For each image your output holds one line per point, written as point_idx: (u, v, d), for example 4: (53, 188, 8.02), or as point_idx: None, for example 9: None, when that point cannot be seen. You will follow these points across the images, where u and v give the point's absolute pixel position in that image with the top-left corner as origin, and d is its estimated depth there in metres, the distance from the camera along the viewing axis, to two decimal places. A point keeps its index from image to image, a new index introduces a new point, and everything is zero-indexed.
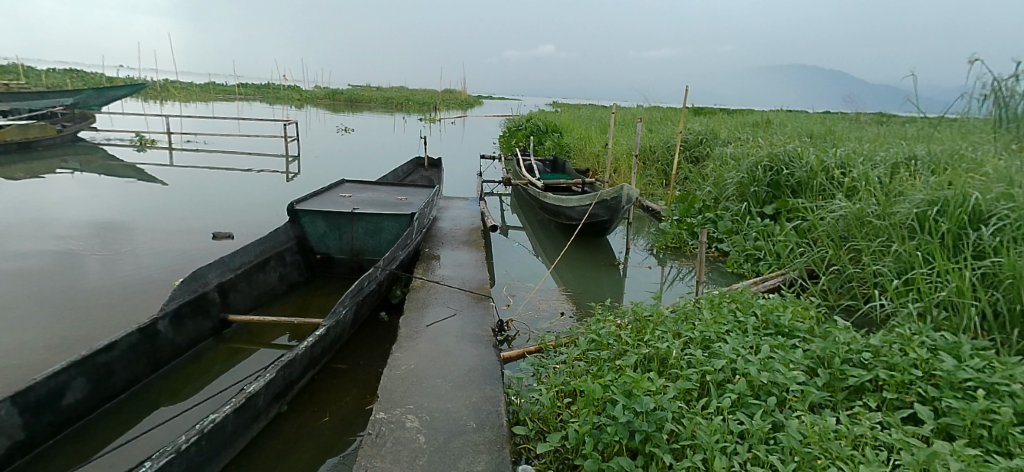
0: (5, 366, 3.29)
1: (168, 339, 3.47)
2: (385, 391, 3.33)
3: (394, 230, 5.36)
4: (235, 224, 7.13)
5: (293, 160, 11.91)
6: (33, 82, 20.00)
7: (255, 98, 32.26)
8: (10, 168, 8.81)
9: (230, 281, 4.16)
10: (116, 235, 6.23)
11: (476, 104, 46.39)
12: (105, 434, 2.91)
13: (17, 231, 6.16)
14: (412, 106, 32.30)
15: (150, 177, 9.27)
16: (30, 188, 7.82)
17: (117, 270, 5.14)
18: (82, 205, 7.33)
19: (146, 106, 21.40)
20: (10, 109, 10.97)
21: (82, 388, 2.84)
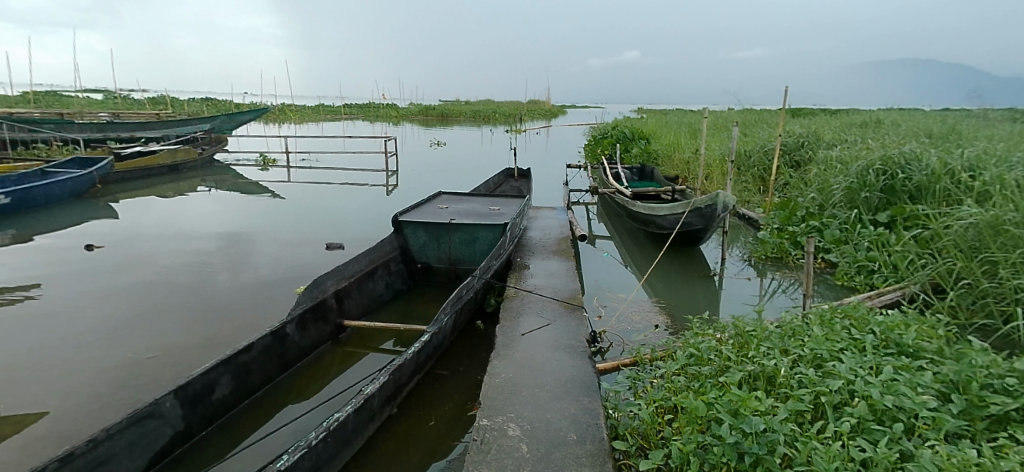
0: (167, 364, 3.78)
1: (295, 342, 3.82)
2: (486, 399, 3.43)
3: (488, 240, 5.53)
4: (344, 235, 7.65)
5: (392, 174, 12.57)
6: (175, 110, 22.67)
7: (356, 116, 34.49)
8: (162, 188, 10.02)
9: (345, 289, 4.50)
10: (246, 247, 6.90)
11: (560, 114, 46.60)
12: (245, 428, 3.25)
13: (166, 243, 6.99)
14: (499, 119, 33.04)
15: (271, 193, 10.18)
16: (175, 205, 8.87)
17: (248, 280, 5.70)
18: (215, 219, 8.20)
19: (265, 129, 23.62)
20: (162, 136, 12.54)
21: (227, 384, 3.19)
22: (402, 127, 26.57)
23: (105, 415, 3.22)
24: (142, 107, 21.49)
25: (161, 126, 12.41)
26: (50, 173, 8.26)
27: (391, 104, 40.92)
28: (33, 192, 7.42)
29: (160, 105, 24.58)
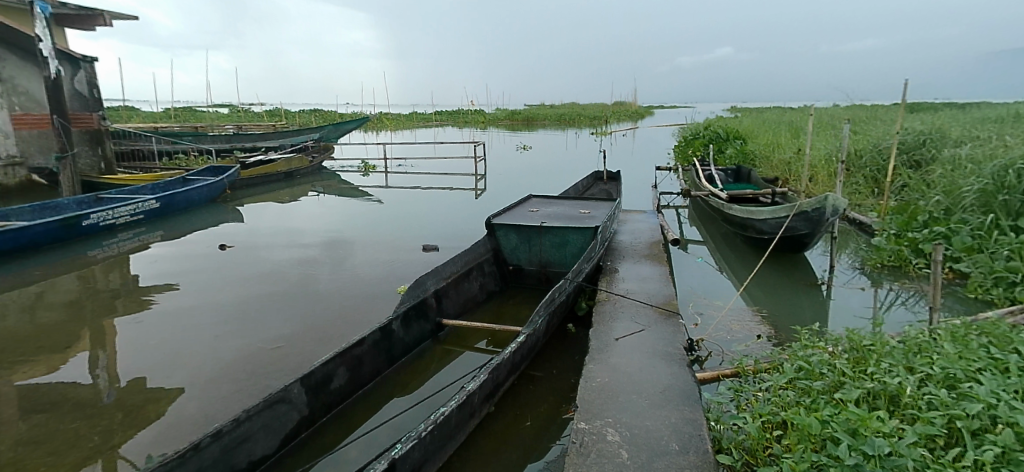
0: (290, 355, 4.16)
1: (399, 338, 4.06)
2: (584, 402, 3.43)
3: (580, 243, 5.53)
4: (438, 237, 7.95)
5: (480, 178, 12.87)
6: (287, 120, 24.68)
7: (447, 122, 35.72)
8: (279, 193, 10.97)
9: (443, 288, 4.71)
10: (350, 248, 7.37)
11: (646, 115, 45.51)
12: (358, 417, 3.49)
13: (281, 242, 7.62)
14: (584, 121, 32.87)
15: (370, 198, 10.78)
16: (288, 209, 9.65)
17: (354, 279, 6.09)
18: (322, 222, 8.82)
19: (364, 136, 25.10)
20: (279, 145, 13.69)
21: (343, 375, 3.46)
22: (489, 132, 27.17)
23: (240, 399, 3.58)
24: (259, 119, 23.59)
25: (278, 136, 13.57)
26: (190, 180, 9.26)
27: (479, 110, 41.95)
28: (178, 197, 8.35)
29: (274, 117, 26.84)
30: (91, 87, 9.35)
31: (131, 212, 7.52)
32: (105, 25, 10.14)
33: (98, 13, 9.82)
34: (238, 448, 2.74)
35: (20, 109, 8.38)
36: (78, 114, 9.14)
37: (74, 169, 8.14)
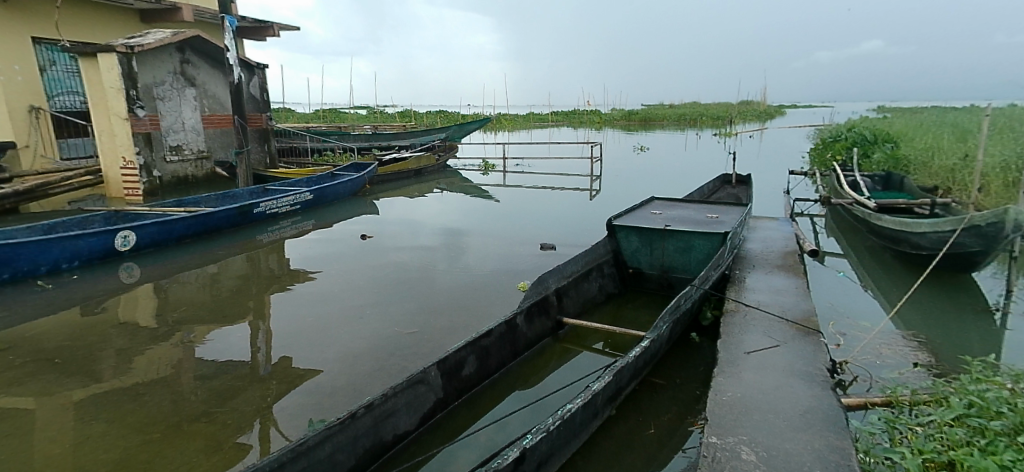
0: (422, 344, 4.45)
1: (523, 332, 4.18)
2: (714, 417, 3.29)
3: (706, 249, 5.28)
4: (557, 236, 8.03)
5: (597, 179, 12.77)
6: (416, 120, 26.30)
7: (563, 123, 35.86)
8: (408, 188, 11.71)
9: (564, 287, 4.77)
10: (473, 243, 7.69)
11: (774, 115, 42.34)
12: (484, 404, 3.67)
13: (409, 234, 8.14)
14: (706, 122, 31.36)
15: (489, 196, 11.13)
16: (415, 204, 10.27)
17: (477, 273, 6.35)
18: (446, 217, 9.27)
19: (484, 136, 26.04)
20: (409, 144, 14.62)
21: (473, 363, 3.65)
22: (606, 132, 26.83)
23: (382, 377, 3.90)
24: (391, 120, 25.40)
25: (409, 136, 14.49)
26: (337, 176, 10.17)
27: (596, 110, 41.62)
28: (327, 191, 9.23)
29: (403, 117, 28.68)
30: (262, 91, 10.61)
31: (290, 202, 8.44)
32: (273, 35, 11.46)
33: (269, 25, 11.13)
34: (386, 421, 3.01)
35: (209, 110, 9.63)
36: (252, 115, 10.44)
37: (247, 163, 9.31)
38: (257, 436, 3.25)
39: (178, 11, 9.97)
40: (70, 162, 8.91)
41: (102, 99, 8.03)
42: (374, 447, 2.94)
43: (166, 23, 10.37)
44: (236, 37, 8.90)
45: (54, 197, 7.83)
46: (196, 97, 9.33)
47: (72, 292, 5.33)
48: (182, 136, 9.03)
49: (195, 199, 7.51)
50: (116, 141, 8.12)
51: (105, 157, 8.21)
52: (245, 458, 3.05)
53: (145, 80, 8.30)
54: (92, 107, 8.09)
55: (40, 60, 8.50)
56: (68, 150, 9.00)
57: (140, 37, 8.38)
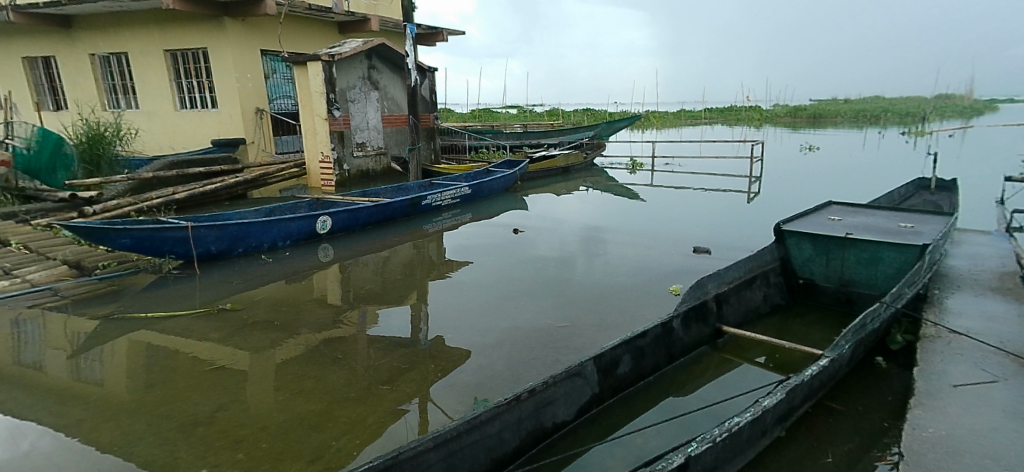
0: (576, 339, 4.51)
1: (680, 337, 4.05)
2: (910, 453, 2.90)
3: (897, 263, 4.66)
4: (714, 240, 7.64)
5: (756, 180, 11.85)
6: (565, 119, 26.67)
7: (717, 120, 33.89)
8: (555, 185, 11.92)
9: (725, 293, 4.52)
10: (624, 242, 7.62)
11: (981, 111, 35.70)
12: (640, 406, 3.62)
13: (560, 230, 8.29)
14: (890, 120, 27.46)
15: (637, 196, 10.90)
16: (563, 201, 10.42)
17: (630, 273, 6.29)
18: (594, 216, 9.27)
19: (632, 135, 25.60)
20: (558, 142, 14.88)
21: (629, 362, 3.62)
22: (768, 130, 24.77)
23: (540, 366, 4.03)
24: (541, 119, 26.06)
25: (559, 134, 14.75)
26: (492, 171, 10.66)
27: (754, 106, 38.59)
28: (484, 186, 9.73)
29: (551, 115, 29.15)
30: (432, 93, 11.52)
31: (451, 196, 9.04)
32: (442, 40, 12.35)
33: (439, 31, 12.04)
34: (545, 409, 3.10)
35: (388, 111, 10.68)
36: (422, 115, 11.40)
37: (418, 159, 10.19)
38: (417, 405, 3.57)
39: (368, 21, 11.18)
40: (282, 155, 10.48)
41: (308, 101, 9.28)
42: (536, 431, 3.06)
43: (356, 33, 11.69)
44: (414, 43, 9.74)
45: (271, 186, 9.27)
46: (379, 99, 10.41)
47: (281, 266, 6.26)
48: (366, 135, 10.13)
49: (377, 190, 8.37)
50: (317, 139, 9.33)
51: (308, 152, 9.48)
52: (410, 423, 3.36)
53: (341, 84, 9.44)
54: (300, 108, 9.41)
55: (265, 70, 10.08)
56: (281, 146, 10.59)
57: (339, 47, 9.54)
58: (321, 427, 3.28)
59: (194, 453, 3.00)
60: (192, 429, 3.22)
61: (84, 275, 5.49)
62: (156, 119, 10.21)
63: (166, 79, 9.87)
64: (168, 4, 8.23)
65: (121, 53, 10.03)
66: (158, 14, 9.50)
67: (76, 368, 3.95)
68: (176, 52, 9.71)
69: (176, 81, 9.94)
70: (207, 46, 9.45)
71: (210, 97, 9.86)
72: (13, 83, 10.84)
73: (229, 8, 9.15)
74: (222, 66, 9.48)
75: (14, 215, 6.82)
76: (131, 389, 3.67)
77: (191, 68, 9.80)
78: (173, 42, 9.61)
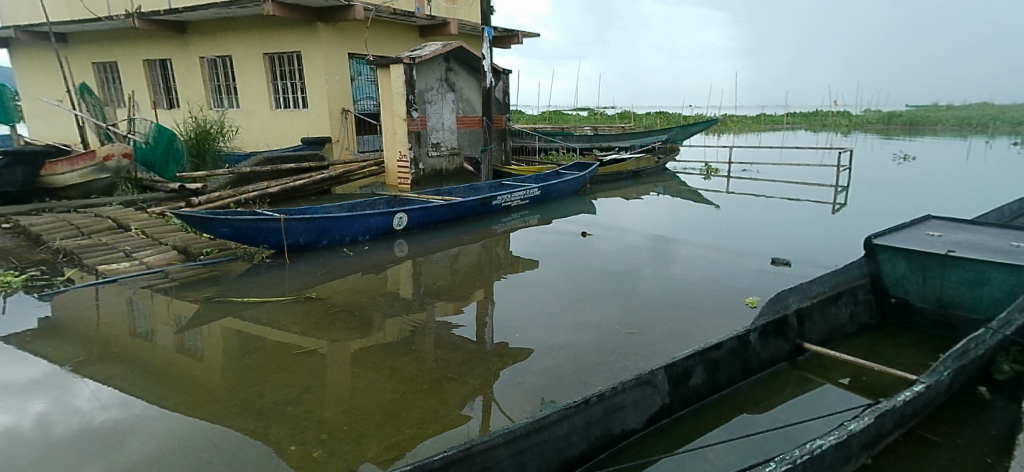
0: (646, 346, 4.44)
1: (756, 351, 3.88)
2: None
3: (1007, 285, 4.24)
4: (794, 251, 7.28)
5: (842, 190, 11.16)
6: (638, 122, 26.20)
7: (801, 126, 32.17)
8: (625, 189, 11.74)
9: (807, 308, 4.29)
10: (698, 249, 7.43)
11: None
12: (712, 420, 3.51)
13: (628, 235, 8.18)
14: (1001, 128, 25.03)
15: (710, 203, 10.55)
16: (633, 205, 10.25)
17: (704, 281, 6.11)
18: (665, 222, 9.07)
19: (707, 139, 24.80)
20: (630, 145, 14.69)
21: (701, 374, 3.51)
22: (858, 137, 23.22)
23: (609, 371, 4.00)
24: (613, 122, 25.79)
25: (631, 137, 14.59)
26: (561, 173, 10.64)
27: (845, 112, 36.28)
28: (553, 188, 9.74)
29: (623, 117, 28.77)
30: (505, 95, 11.66)
31: (521, 197, 9.11)
32: (517, 43, 12.49)
33: (515, 33, 12.18)
34: (614, 416, 3.07)
35: (463, 112, 10.92)
36: (495, 117, 11.57)
37: (490, 160, 10.38)
38: (480, 402, 3.63)
39: (447, 25, 11.47)
40: (363, 154, 10.97)
41: (389, 102, 9.65)
42: (604, 436, 3.03)
43: (435, 36, 12.03)
44: (491, 46, 9.91)
45: (352, 183, 9.75)
46: (454, 101, 10.66)
47: (360, 260, 6.55)
48: (441, 135, 10.42)
49: (450, 190, 8.59)
50: (395, 139, 9.69)
51: (386, 151, 9.86)
52: (474, 419, 3.42)
53: (420, 86, 9.75)
54: (381, 109, 9.81)
55: (351, 72, 10.60)
56: (363, 144, 11.11)
57: (419, 50, 9.87)
58: (395, 415, 3.41)
59: (280, 430, 3.20)
60: (279, 409, 3.44)
61: (191, 260, 6.00)
62: (254, 117, 10.97)
63: (264, 80, 10.58)
64: (268, 10, 8.83)
65: (226, 56, 10.85)
66: (260, 20, 10.20)
67: (178, 344, 4.32)
68: (274, 55, 10.39)
69: (273, 82, 10.63)
70: (300, 49, 10.06)
71: (302, 98, 10.49)
72: (134, 82, 12.00)
73: (322, 14, 9.69)
74: (314, 68, 10.05)
75: (133, 204, 7.77)
76: (223, 369, 3.95)
77: (287, 70, 10.46)
78: (271, 46, 10.29)
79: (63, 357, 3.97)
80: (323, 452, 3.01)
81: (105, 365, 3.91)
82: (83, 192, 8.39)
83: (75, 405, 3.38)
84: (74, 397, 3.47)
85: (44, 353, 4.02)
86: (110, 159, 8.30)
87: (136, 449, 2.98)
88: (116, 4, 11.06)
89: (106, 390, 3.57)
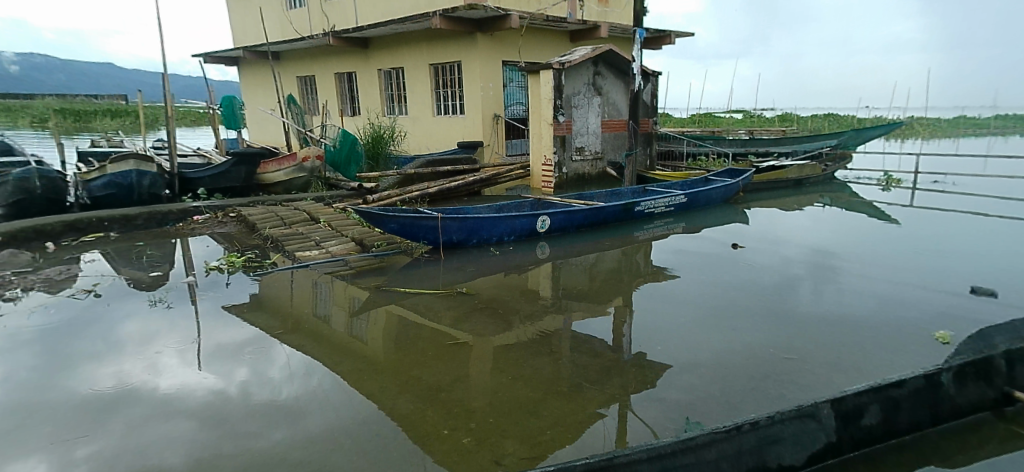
0: (807, 374, 4.06)
1: (949, 395, 3.35)
2: None
3: None
4: (1001, 280, 6.12)
5: None
6: (802, 126, 23.93)
7: (1015, 130, 26.89)
8: (784, 199, 10.77)
9: (1021, 351, 3.60)
10: (871, 270, 6.58)
11: None
12: (889, 466, 3.08)
13: (786, 249, 7.50)
14: None
15: (889, 217, 9.27)
16: (792, 217, 9.37)
17: (881, 307, 5.39)
18: (831, 237, 8.16)
19: (887, 145, 21.84)
20: (792, 151, 13.48)
21: (877, 415, 3.11)
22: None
23: (762, 396, 3.74)
24: (772, 124, 23.86)
25: (793, 142, 13.40)
26: (711, 180, 10.10)
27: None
28: (700, 195, 9.27)
29: (784, 120, 26.46)
30: (654, 97, 11.37)
31: (666, 204, 8.82)
32: (670, 43, 12.09)
33: (667, 33, 11.80)
34: (769, 447, 2.84)
35: (609, 116, 10.84)
36: (642, 120, 11.33)
37: (634, 165, 10.21)
38: (616, 412, 3.56)
39: (598, 29, 11.47)
40: (510, 157, 11.43)
41: (538, 108, 9.92)
42: (757, 468, 2.82)
43: (586, 40, 12.10)
44: (642, 48, 9.70)
45: (499, 185, 10.18)
46: (601, 105, 10.63)
47: (504, 260, 6.83)
48: (586, 139, 10.45)
49: (592, 194, 8.59)
50: (541, 143, 9.94)
51: (533, 155, 10.15)
52: (610, 428, 3.38)
53: (568, 90, 9.88)
54: (530, 114, 10.11)
55: (505, 78, 11.08)
56: (512, 148, 11.56)
57: (569, 55, 10.00)
58: (537, 413, 3.51)
59: (434, 414, 3.46)
60: (433, 394, 3.73)
61: (365, 251, 6.73)
62: (418, 122, 11.98)
63: (427, 88, 11.50)
64: (435, 23, 9.56)
65: (398, 67, 11.99)
66: (427, 33, 11.10)
67: (351, 326, 4.88)
68: (438, 65, 11.24)
69: (436, 90, 11.51)
70: (460, 58, 10.75)
71: (459, 104, 11.21)
72: (324, 92, 13.77)
73: (481, 25, 10.22)
74: (471, 76, 10.67)
75: (323, 199, 9.00)
76: (386, 351, 4.38)
77: (449, 78, 11.25)
78: (436, 57, 11.15)
79: (264, 328, 4.67)
80: (472, 440, 3.21)
81: (293, 339, 4.52)
82: (286, 188, 9.92)
83: (270, 372, 3.92)
84: (270, 365, 4.03)
85: (250, 323, 4.76)
86: (307, 160, 9.64)
87: (320, 414, 3.41)
88: (316, 24, 12.87)
89: (296, 359, 4.14)
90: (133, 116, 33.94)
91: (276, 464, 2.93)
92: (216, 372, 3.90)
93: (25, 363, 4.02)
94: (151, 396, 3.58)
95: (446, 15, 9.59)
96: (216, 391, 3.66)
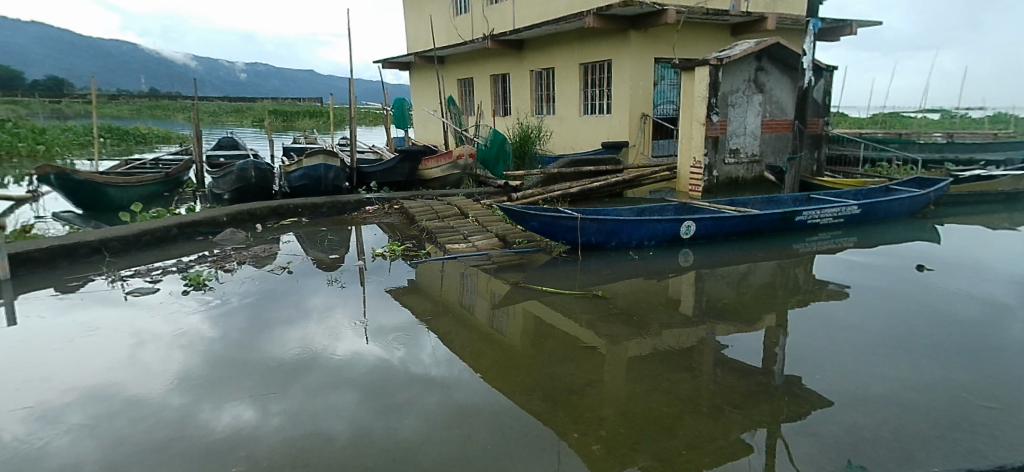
0: (1012, 431, 3.38)
1: None
2: None
3: None
4: None
5: None
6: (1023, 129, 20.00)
7: None
8: (991, 217, 9.06)
9: None
10: None
11: None
12: None
13: (990, 277, 6.30)
14: None
15: None
16: (1002, 238, 7.84)
17: None
18: None
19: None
20: (1005, 159, 11.34)
21: None
22: None
23: (946, 449, 3.20)
24: (980, 127, 20.23)
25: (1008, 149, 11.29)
26: (892, 190, 8.83)
27: None
28: (878, 206, 8.15)
29: (999, 121, 22.29)
30: (826, 95, 10.24)
31: (834, 215, 7.90)
32: (851, 33, 10.78)
33: (850, 23, 10.52)
34: None
35: (770, 116, 9.99)
36: (810, 120, 10.27)
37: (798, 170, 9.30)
38: (762, 443, 3.29)
39: (764, 21, 10.62)
40: (657, 158, 11.07)
41: (689, 106, 9.46)
42: None
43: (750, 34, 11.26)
44: (815, 40, 8.76)
45: (643, 187, 9.92)
46: (762, 103, 9.82)
47: (646, 265, 6.67)
48: (742, 141, 9.74)
49: (745, 200, 7.98)
50: (692, 144, 9.48)
51: (681, 157, 9.71)
52: (754, 459, 3.12)
53: (725, 88, 9.28)
54: (681, 113, 9.67)
55: (656, 77, 10.73)
56: (660, 149, 11.19)
57: (729, 49, 9.37)
58: (673, 431, 3.38)
59: (566, 416, 3.51)
60: (566, 395, 3.78)
61: (507, 247, 6.99)
62: (564, 122, 12.12)
63: (576, 88, 11.58)
64: (588, 23, 9.59)
65: (548, 68, 12.23)
66: (580, 33, 11.16)
67: (492, 318, 5.12)
68: (588, 65, 11.25)
69: (585, 89, 11.54)
70: (611, 57, 10.64)
71: (607, 104, 11.11)
72: (479, 92, 14.57)
73: (635, 22, 10.00)
74: (621, 75, 10.52)
75: (472, 194, 9.54)
76: (522, 346, 4.53)
77: (598, 78, 11.20)
78: (587, 56, 11.16)
79: (417, 312, 5.10)
80: (602, 448, 3.19)
81: (440, 324, 4.87)
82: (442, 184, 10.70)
83: (422, 354, 4.26)
84: (422, 348, 4.38)
85: (406, 306, 5.23)
86: (461, 158, 10.36)
87: (461, 399, 3.63)
88: (477, 28, 13.64)
89: (443, 345, 4.45)
90: (325, 115, 38.98)
91: (421, 441, 3.17)
92: (378, 348, 4.36)
93: (237, 324, 4.84)
94: (327, 363, 4.11)
95: (600, 13, 9.55)
96: (376, 365, 4.08)
